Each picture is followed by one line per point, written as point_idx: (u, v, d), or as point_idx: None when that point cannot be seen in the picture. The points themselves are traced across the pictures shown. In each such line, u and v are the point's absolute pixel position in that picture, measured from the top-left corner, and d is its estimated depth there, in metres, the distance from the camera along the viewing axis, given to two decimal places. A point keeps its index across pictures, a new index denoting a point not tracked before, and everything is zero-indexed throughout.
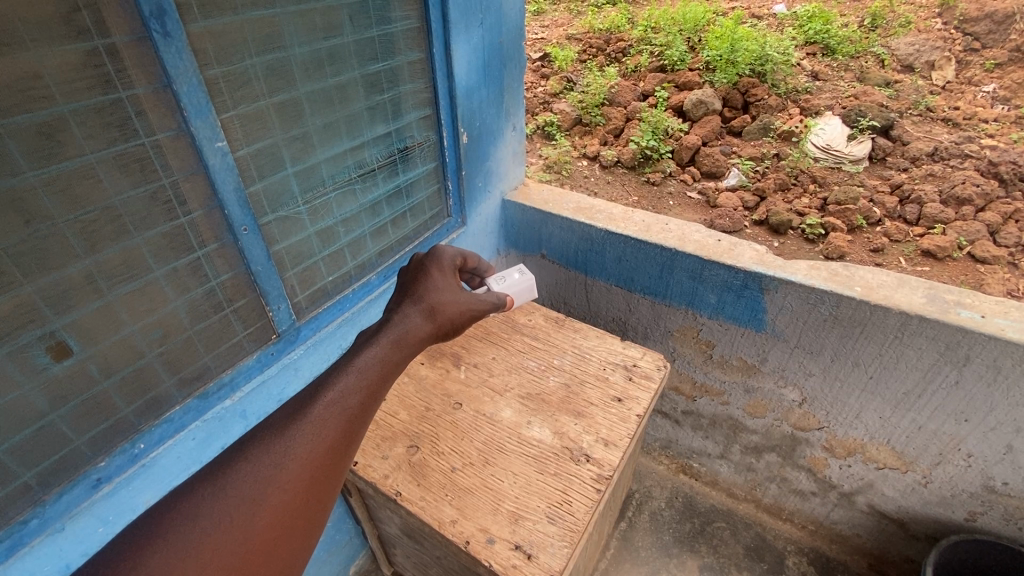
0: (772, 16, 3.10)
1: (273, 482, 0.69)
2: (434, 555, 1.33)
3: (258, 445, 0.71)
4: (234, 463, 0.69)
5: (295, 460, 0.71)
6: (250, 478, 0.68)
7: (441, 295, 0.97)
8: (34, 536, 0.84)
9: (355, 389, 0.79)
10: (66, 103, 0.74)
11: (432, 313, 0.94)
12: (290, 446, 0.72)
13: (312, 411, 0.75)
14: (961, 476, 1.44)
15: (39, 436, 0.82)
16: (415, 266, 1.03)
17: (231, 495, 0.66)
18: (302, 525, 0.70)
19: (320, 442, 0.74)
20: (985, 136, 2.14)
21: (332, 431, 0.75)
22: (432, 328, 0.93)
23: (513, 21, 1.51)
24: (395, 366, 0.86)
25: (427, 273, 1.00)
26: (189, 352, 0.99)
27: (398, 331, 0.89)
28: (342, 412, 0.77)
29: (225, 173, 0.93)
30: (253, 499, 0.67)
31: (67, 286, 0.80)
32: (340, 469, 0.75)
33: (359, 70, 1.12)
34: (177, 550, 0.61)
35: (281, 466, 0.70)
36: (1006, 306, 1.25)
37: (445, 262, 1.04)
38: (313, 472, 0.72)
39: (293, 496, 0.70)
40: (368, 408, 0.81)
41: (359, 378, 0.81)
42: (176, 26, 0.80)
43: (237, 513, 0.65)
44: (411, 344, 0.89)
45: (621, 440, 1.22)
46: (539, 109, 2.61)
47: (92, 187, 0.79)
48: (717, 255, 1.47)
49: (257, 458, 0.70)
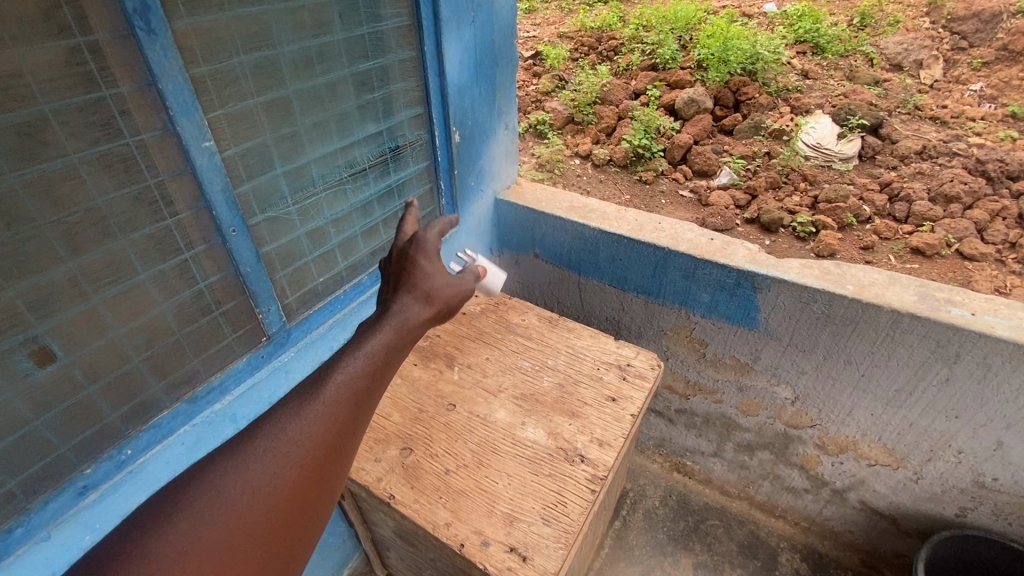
0: (762, 15, 3.12)
1: (291, 458, 0.67)
2: (428, 557, 1.32)
3: (273, 420, 0.68)
4: (250, 440, 0.67)
5: (309, 437, 0.68)
6: (267, 454, 0.66)
7: (433, 279, 0.84)
8: (18, 545, 0.83)
9: (364, 370, 0.73)
10: (47, 103, 0.72)
11: (429, 297, 0.82)
12: (304, 423, 0.69)
13: (324, 389, 0.71)
14: (952, 472, 1.45)
15: (23, 444, 0.80)
16: (397, 255, 0.88)
17: (247, 471, 0.64)
18: (319, 497, 0.68)
19: (333, 421, 0.70)
20: (972, 135, 2.16)
21: (344, 410, 0.71)
22: (434, 312, 0.82)
23: (505, 19, 1.49)
24: (402, 351, 0.78)
25: (415, 260, 0.85)
26: (178, 355, 0.98)
27: (399, 316, 0.78)
28: (353, 394, 0.72)
29: (213, 173, 0.91)
30: (270, 475, 0.65)
31: (49, 289, 0.78)
32: (354, 444, 0.73)
33: (349, 68, 1.11)
34: (198, 523, 0.60)
35: (296, 443, 0.67)
36: (995, 303, 1.26)
37: (429, 247, 0.88)
38: (328, 448, 0.69)
39: (309, 471, 0.68)
40: (380, 388, 0.75)
41: (368, 360, 0.74)
42: (160, 23, 0.78)
43: (255, 487, 0.64)
44: (413, 331, 0.79)
45: (615, 440, 1.21)
46: (531, 108, 2.60)
47: (76, 187, 0.77)
48: (709, 254, 1.47)
49: (272, 435, 0.67)
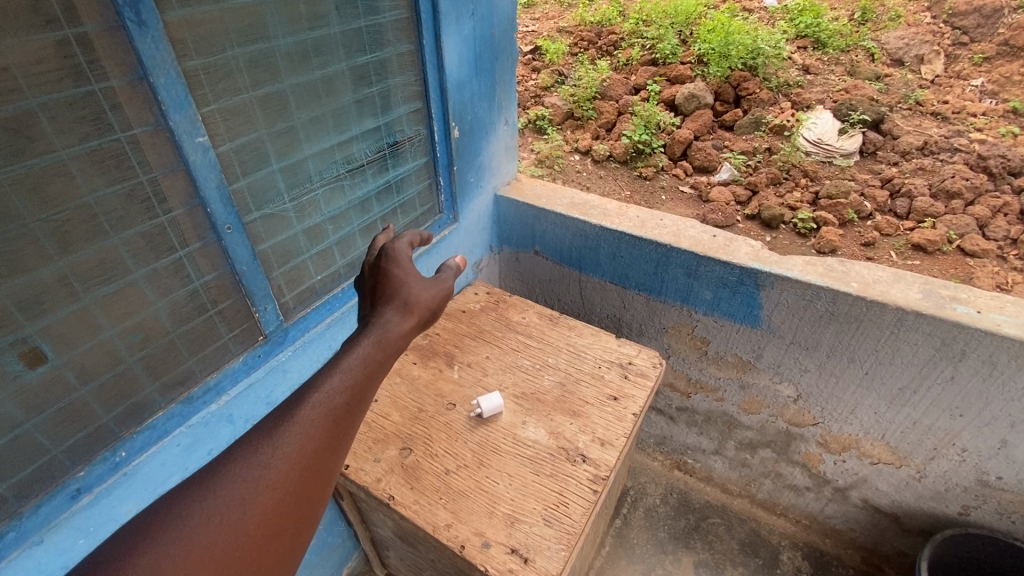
0: (763, 9, 3.10)
1: (264, 481, 0.65)
2: (428, 558, 1.31)
3: (246, 445, 0.68)
4: (223, 466, 0.66)
5: (284, 460, 0.67)
6: (239, 479, 0.65)
7: (409, 286, 0.85)
8: (10, 549, 0.81)
9: (340, 388, 0.73)
10: (34, 96, 0.69)
11: (408, 306, 0.83)
12: (278, 446, 0.68)
13: (299, 410, 0.71)
14: (955, 471, 1.44)
15: (14, 447, 0.79)
16: (372, 269, 0.90)
17: (219, 495, 0.63)
18: (295, 521, 0.66)
19: (308, 443, 0.70)
20: (974, 130, 2.14)
21: (320, 431, 0.71)
22: (415, 321, 0.82)
23: (505, 13, 1.47)
24: (380, 368, 0.78)
25: (389, 271, 0.87)
26: (173, 355, 0.96)
27: (378, 331, 0.79)
28: (329, 414, 0.72)
29: (207, 169, 0.89)
30: (242, 499, 0.63)
31: (39, 288, 0.76)
32: (331, 468, 0.71)
33: (346, 62, 1.08)
34: (167, 550, 0.58)
35: (270, 466, 0.66)
36: (1000, 300, 1.24)
37: (402, 256, 0.89)
38: (303, 471, 0.68)
39: (284, 494, 0.66)
40: (357, 408, 0.75)
41: (344, 378, 0.74)
42: (151, 15, 0.76)
43: (226, 512, 0.62)
44: (394, 344, 0.79)
45: (617, 439, 1.20)
46: (530, 103, 2.58)
47: (66, 184, 0.75)
48: (712, 251, 1.45)
49: (246, 461, 0.66)
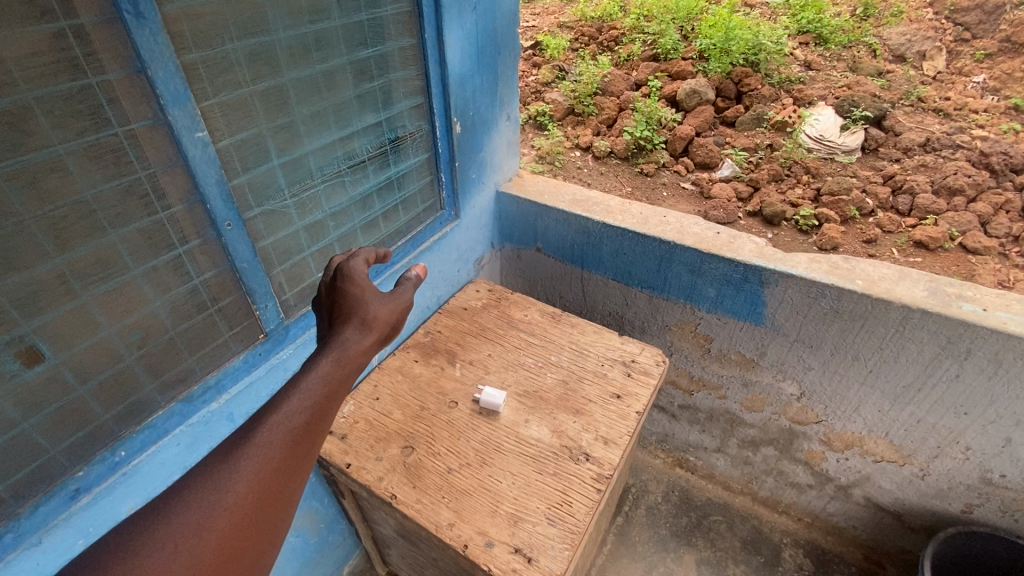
0: (765, 5, 3.08)
1: (221, 507, 0.62)
2: (430, 557, 1.30)
3: (203, 470, 0.64)
4: (178, 493, 0.62)
5: (242, 483, 0.64)
6: (194, 505, 0.61)
7: (368, 303, 0.83)
8: (9, 550, 0.80)
9: (300, 408, 0.70)
10: (30, 90, 0.68)
11: (367, 323, 0.81)
12: (235, 470, 0.64)
13: (257, 432, 0.67)
14: (958, 468, 1.43)
15: (11, 446, 0.77)
16: (330, 289, 0.88)
17: (172, 523, 0.59)
18: (255, 547, 0.62)
19: (267, 465, 0.66)
20: (976, 127, 2.13)
21: (281, 452, 0.68)
22: (375, 337, 0.80)
23: (507, 6, 1.45)
24: (342, 384, 0.75)
25: (345, 291, 0.85)
26: (172, 354, 0.95)
27: (337, 349, 0.77)
28: (289, 435, 0.68)
29: (206, 165, 0.88)
30: (198, 524, 0.60)
31: (37, 286, 0.74)
32: (293, 490, 0.68)
33: (347, 56, 1.07)
34: None
35: (227, 491, 0.63)
36: (1006, 298, 1.23)
37: (359, 276, 0.88)
38: (263, 493, 0.65)
39: (242, 518, 0.62)
40: (318, 427, 0.71)
41: (303, 398, 0.71)
42: (149, 7, 0.74)
43: (180, 540, 0.58)
44: (355, 361, 0.77)
45: (621, 438, 1.19)
46: (530, 99, 2.56)
47: (63, 180, 0.74)
48: (717, 248, 1.44)
49: (201, 486, 0.62)
